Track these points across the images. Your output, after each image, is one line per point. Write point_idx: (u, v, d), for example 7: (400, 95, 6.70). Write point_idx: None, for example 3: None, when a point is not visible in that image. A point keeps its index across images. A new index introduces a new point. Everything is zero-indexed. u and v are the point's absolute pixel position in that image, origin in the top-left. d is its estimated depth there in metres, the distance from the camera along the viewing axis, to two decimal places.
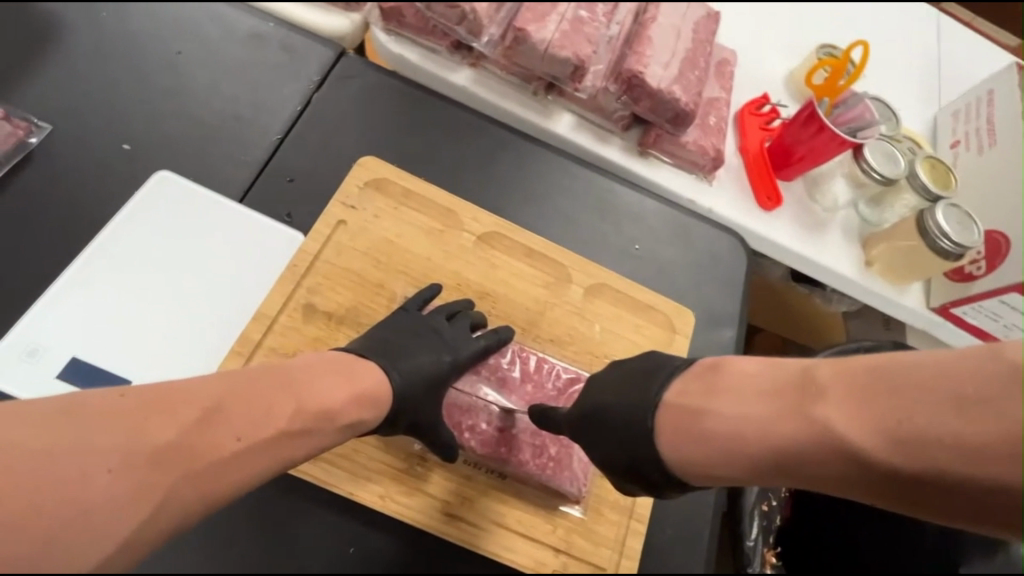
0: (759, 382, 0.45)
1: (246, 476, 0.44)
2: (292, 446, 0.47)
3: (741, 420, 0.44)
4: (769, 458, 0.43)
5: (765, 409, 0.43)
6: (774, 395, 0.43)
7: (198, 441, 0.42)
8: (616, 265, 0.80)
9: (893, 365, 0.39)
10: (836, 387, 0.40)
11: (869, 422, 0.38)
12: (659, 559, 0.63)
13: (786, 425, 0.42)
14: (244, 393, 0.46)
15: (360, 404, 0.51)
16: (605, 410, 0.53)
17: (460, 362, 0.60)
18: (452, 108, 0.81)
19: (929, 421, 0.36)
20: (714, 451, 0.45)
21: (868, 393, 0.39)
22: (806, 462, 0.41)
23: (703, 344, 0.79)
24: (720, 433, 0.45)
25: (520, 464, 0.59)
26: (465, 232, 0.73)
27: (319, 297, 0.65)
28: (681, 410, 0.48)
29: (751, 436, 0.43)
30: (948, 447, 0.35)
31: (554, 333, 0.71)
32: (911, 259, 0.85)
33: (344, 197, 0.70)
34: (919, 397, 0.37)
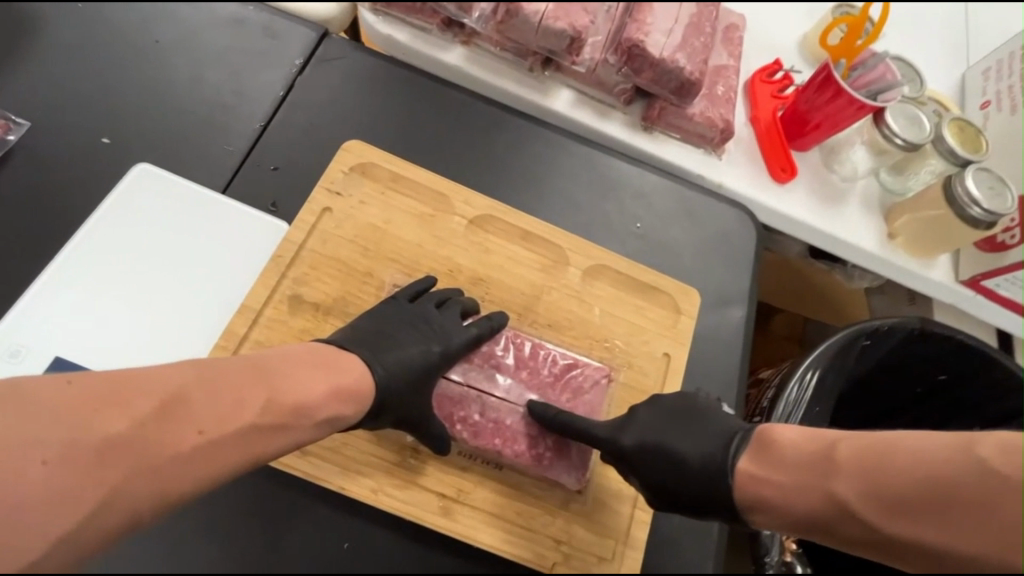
0: (793, 454, 0.48)
1: (206, 473, 0.43)
2: (263, 441, 0.45)
3: (778, 490, 0.48)
4: (799, 525, 0.47)
5: (797, 481, 0.47)
6: (801, 469, 0.47)
7: (154, 432, 0.41)
8: (617, 245, 0.76)
9: (899, 450, 0.43)
10: (851, 466, 0.44)
11: (878, 501, 0.42)
12: (663, 547, 0.61)
13: (809, 498, 0.46)
14: (208, 386, 0.44)
15: (339, 399, 0.50)
16: (671, 458, 0.55)
17: (450, 351, 0.57)
18: (442, 88, 0.77)
19: (941, 511, 0.39)
20: (756, 508, 0.50)
21: (889, 478, 0.42)
22: (832, 532, 0.45)
23: (710, 326, 0.75)
24: (767, 501, 0.49)
25: (516, 455, 0.56)
26: (456, 216, 0.70)
27: (304, 288, 0.63)
28: (746, 476, 0.51)
29: (784, 503, 0.47)
30: (945, 526, 0.39)
31: (552, 317, 0.68)
32: (937, 230, 0.80)
33: (329, 183, 0.67)
34: (920, 482, 0.41)
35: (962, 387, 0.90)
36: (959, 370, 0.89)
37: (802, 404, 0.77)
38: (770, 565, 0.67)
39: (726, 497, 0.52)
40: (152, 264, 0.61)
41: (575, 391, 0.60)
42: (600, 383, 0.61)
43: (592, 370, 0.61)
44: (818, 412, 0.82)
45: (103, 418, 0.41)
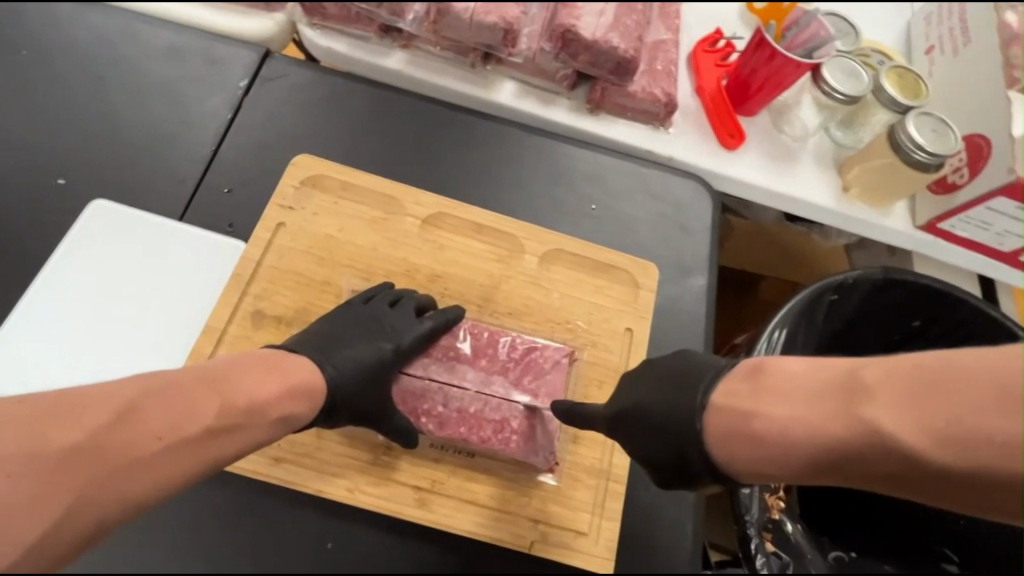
0: (801, 383, 0.42)
1: (165, 477, 0.45)
2: (217, 444, 0.48)
3: (786, 422, 0.41)
4: (805, 458, 0.40)
5: (811, 412, 0.40)
6: (820, 396, 0.40)
7: (114, 441, 0.44)
8: (573, 227, 0.77)
9: (940, 363, 0.36)
10: (886, 389, 0.38)
11: (920, 425, 0.36)
12: (640, 516, 0.63)
13: (834, 428, 0.39)
14: (161, 395, 0.47)
15: (293, 397, 0.52)
16: (643, 413, 0.51)
17: (406, 346, 0.59)
18: (385, 94, 0.79)
19: (986, 426, 0.34)
20: (763, 454, 0.42)
21: (925, 398, 0.36)
22: (852, 463, 0.39)
23: (674, 296, 0.76)
24: (766, 437, 0.41)
25: (483, 442, 0.58)
26: (409, 216, 0.71)
27: (265, 303, 0.64)
28: (728, 414, 0.44)
29: (794, 439, 0.40)
30: (994, 445, 0.34)
31: (511, 305, 0.69)
32: (889, 179, 0.81)
33: (282, 198, 0.69)
34: (974, 397, 0.35)
35: (936, 327, 0.91)
36: (932, 310, 0.90)
37: None
38: (750, 522, 0.67)
39: (692, 440, 0.46)
40: (116, 293, 0.63)
41: (538, 372, 0.61)
42: (561, 363, 0.62)
43: (551, 350, 0.62)
44: None
45: (60, 432, 0.43)
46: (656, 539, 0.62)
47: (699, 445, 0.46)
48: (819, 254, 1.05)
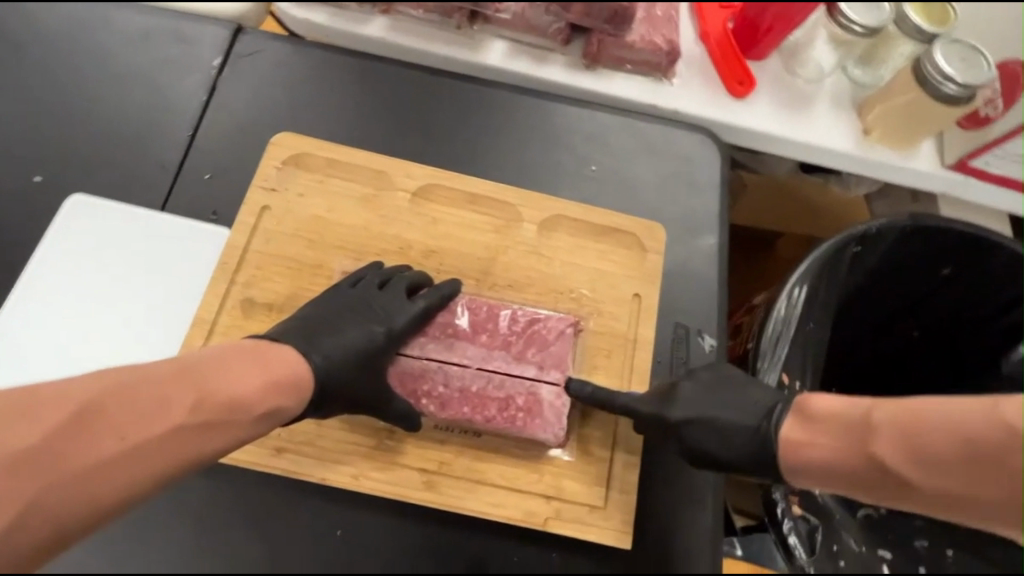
0: (830, 421, 0.51)
1: (137, 477, 0.44)
2: (191, 440, 0.46)
3: (825, 458, 0.50)
4: (838, 484, 0.50)
5: (842, 448, 0.50)
6: (842, 433, 0.50)
7: (83, 438, 0.43)
8: (573, 191, 0.73)
9: (930, 412, 0.47)
10: (891, 429, 0.48)
11: (915, 458, 0.47)
12: (658, 485, 0.60)
13: (859, 462, 0.49)
14: (127, 392, 0.45)
15: (275, 391, 0.50)
16: (722, 425, 0.56)
17: (401, 328, 0.57)
18: (368, 63, 0.75)
19: (960, 462, 0.46)
20: (803, 477, 0.52)
21: (917, 440, 0.47)
22: (875, 488, 0.49)
23: (683, 258, 0.72)
24: (808, 464, 0.52)
25: (487, 421, 0.55)
26: (399, 190, 0.67)
27: (255, 290, 0.61)
28: (783, 441, 0.54)
29: (827, 467, 0.50)
30: (966, 477, 0.46)
31: (512, 277, 0.65)
32: (914, 116, 0.75)
33: (263, 180, 0.66)
34: (953, 440, 0.46)
35: (966, 277, 0.85)
36: (963, 261, 0.84)
37: (793, 321, 0.74)
38: (775, 488, 0.64)
39: (771, 456, 0.54)
40: (102, 290, 0.61)
41: (541, 344, 0.58)
42: (566, 333, 0.59)
43: (555, 321, 0.59)
44: (812, 325, 0.80)
45: (27, 430, 0.42)
46: (675, 508, 0.60)
47: (776, 456, 0.54)
48: (839, 202, 1.00)
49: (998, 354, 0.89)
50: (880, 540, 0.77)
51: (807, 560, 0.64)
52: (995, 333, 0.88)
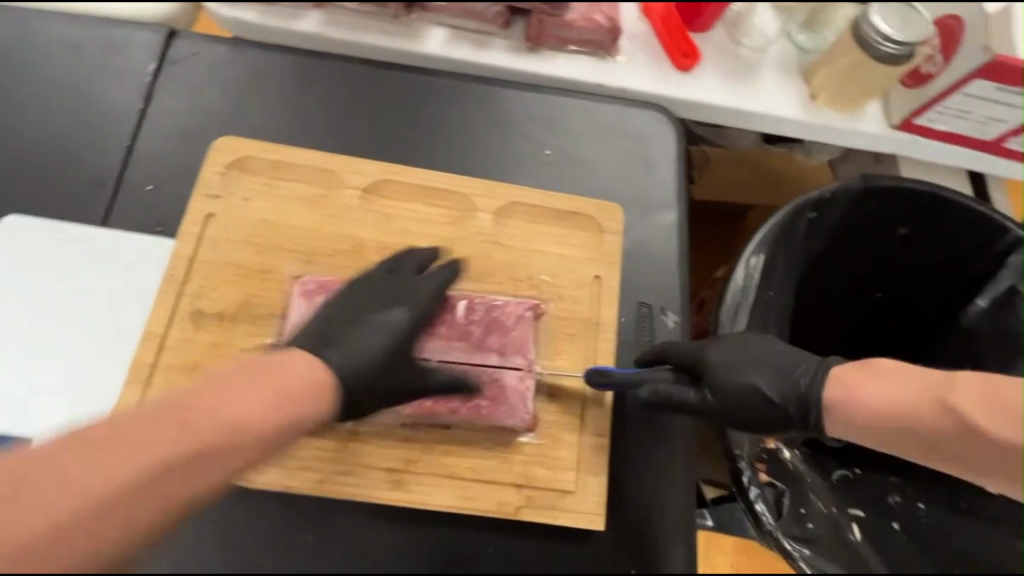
0: (904, 373, 0.53)
1: (141, 510, 0.41)
2: (193, 470, 0.43)
3: (880, 396, 0.52)
4: (888, 428, 0.52)
5: (901, 390, 0.52)
6: (918, 384, 0.52)
7: (81, 486, 0.40)
8: (527, 176, 0.72)
9: (1018, 383, 0.49)
10: (973, 387, 0.50)
11: (992, 415, 0.48)
12: (629, 465, 0.61)
13: (914, 403, 0.51)
14: (122, 426, 0.43)
15: (289, 402, 0.47)
16: (753, 385, 0.58)
17: (361, 325, 0.57)
18: (309, 59, 0.73)
19: None
20: (857, 418, 0.53)
21: (998, 401, 0.48)
22: (919, 431, 0.51)
23: (641, 237, 0.71)
24: (864, 405, 0.53)
25: (452, 413, 0.56)
26: (348, 188, 0.65)
27: (205, 301, 0.60)
28: (837, 389, 0.55)
29: (887, 411, 0.52)
30: None
31: (469, 268, 0.64)
32: (856, 79, 0.75)
33: (205, 188, 0.64)
34: None
35: (924, 235, 0.86)
36: (919, 220, 0.85)
37: (752, 289, 0.75)
38: (742, 457, 0.66)
39: (813, 412, 0.56)
40: (44, 312, 0.59)
41: (500, 330, 0.58)
42: (525, 317, 0.59)
43: (513, 306, 0.59)
44: (774, 293, 0.81)
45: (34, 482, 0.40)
46: (645, 486, 0.60)
47: (822, 410, 0.56)
48: (799, 171, 1.02)
49: (958, 308, 0.90)
50: (853, 500, 0.78)
51: (775, 525, 0.66)
52: (957, 288, 0.89)
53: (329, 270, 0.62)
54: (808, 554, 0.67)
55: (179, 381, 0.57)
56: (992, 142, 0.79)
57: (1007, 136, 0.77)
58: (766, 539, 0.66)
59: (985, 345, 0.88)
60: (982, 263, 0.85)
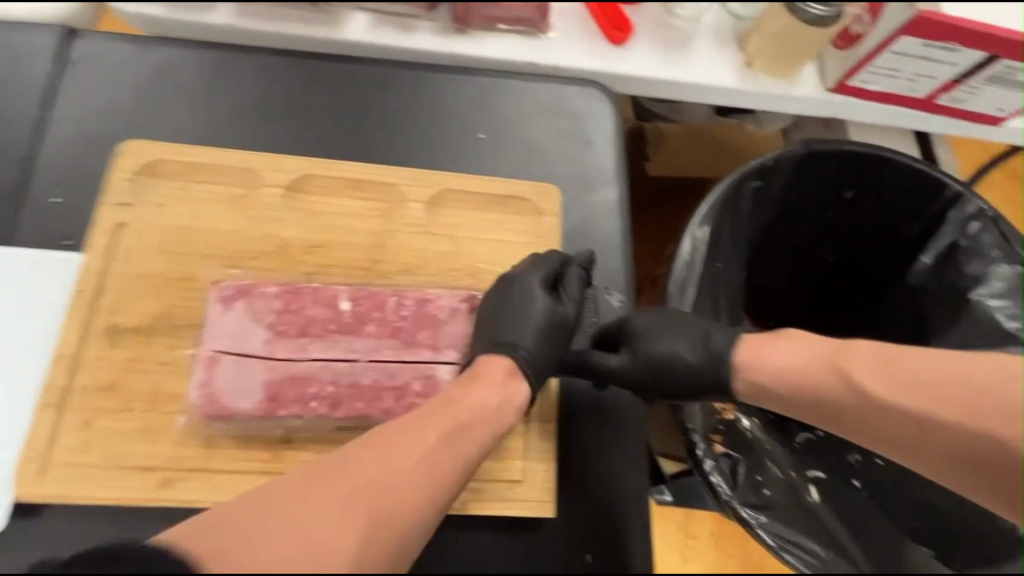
0: (808, 341, 0.59)
1: (423, 488, 0.43)
2: (438, 487, 0.44)
3: (789, 361, 0.58)
4: (790, 388, 0.57)
5: (808, 357, 0.57)
6: (822, 351, 0.57)
7: (384, 466, 0.43)
8: (460, 162, 0.69)
9: (906, 355, 0.55)
10: (868, 355, 0.56)
11: (881, 380, 0.55)
12: (578, 448, 0.60)
13: (817, 370, 0.57)
14: (395, 430, 0.46)
15: (479, 412, 0.50)
16: (670, 360, 0.60)
17: (296, 327, 0.55)
18: (224, 53, 0.69)
19: (918, 392, 0.53)
20: (764, 380, 0.58)
21: (889, 369, 0.55)
22: (819, 396, 0.57)
23: (581, 218, 0.70)
24: (771, 368, 0.58)
25: (385, 413, 0.54)
26: (270, 186, 0.63)
27: (120, 316, 0.56)
28: (748, 356, 0.60)
29: (791, 373, 0.57)
30: (920, 403, 0.53)
31: (402, 261, 0.62)
32: (788, 46, 0.75)
33: (114, 197, 0.60)
34: (921, 376, 0.54)
35: (866, 199, 0.85)
36: (865, 183, 0.84)
37: (699, 260, 0.75)
38: (693, 430, 0.66)
39: (726, 369, 0.59)
40: None
41: (433, 323, 0.57)
42: (459, 310, 0.58)
43: (446, 299, 0.59)
44: (721, 265, 0.81)
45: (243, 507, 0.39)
46: (595, 468, 0.60)
47: (733, 368, 0.60)
48: (753, 142, 1.02)
49: (902, 268, 0.89)
50: (814, 462, 0.78)
51: (732, 495, 0.66)
52: (900, 250, 0.88)
53: (254, 274, 0.60)
54: (764, 521, 0.67)
55: (95, 402, 0.54)
56: (925, 100, 0.79)
57: (937, 92, 0.77)
58: (724, 510, 0.66)
59: (930, 302, 0.87)
60: (921, 223, 0.85)
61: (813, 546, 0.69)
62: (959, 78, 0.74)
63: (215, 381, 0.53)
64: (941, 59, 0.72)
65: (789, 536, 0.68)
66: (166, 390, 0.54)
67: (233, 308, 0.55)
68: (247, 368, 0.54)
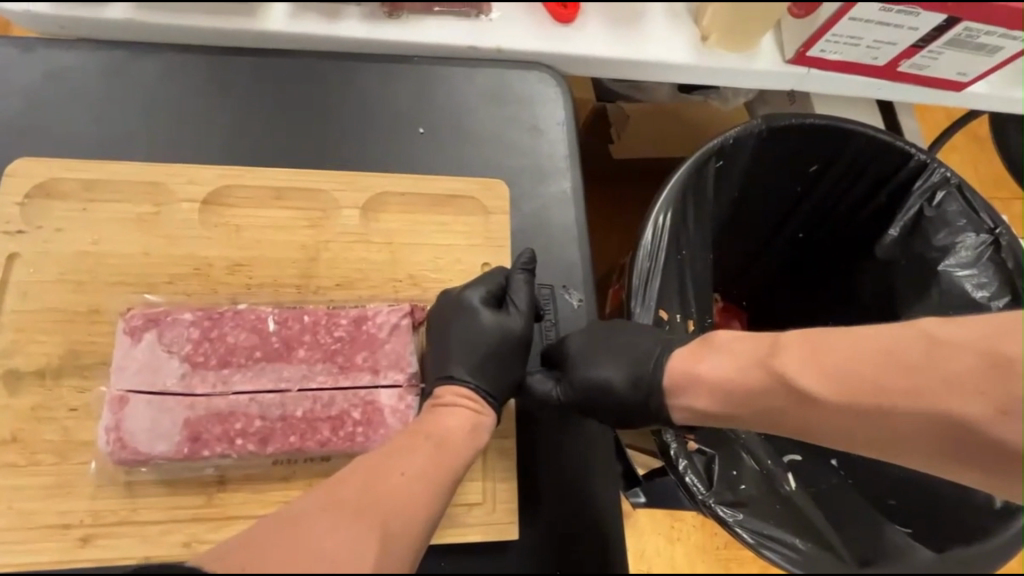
0: (737, 341, 0.56)
1: (424, 505, 0.45)
2: (436, 502, 0.46)
3: (718, 371, 0.55)
4: (729, 397, 0.55)
5: (739, 360, 0.55)
6: (751, 351, 0.55)
7: (388, 489, 0.44)
8: (398, 161, 0.64)
9: (832, 338, 0.52)
10: (795, 346, 0.53)
11: (814, 372, 0.52)
12: (539, 463, 0.56)
13: (749, 375, 0.54)
14: (392, 450, 0.47)
15: (469, 433, 0.50)
16: (602, 388, 0.57)
17: (224, 356, 0.51)
18: (131, 56, 0.63)
19: (855, 375, 0.50)
20: (703, 391, 0.56)
21: (818, 356, 0.52)
22: (755, 403, 0.54)
23: (534, 213, 0.65)
24: (704, 376, 0.56)
25: (323, 444, 0.50)
26: (183, 202, 0.56)
27: (17, 358, 0.50)
28: (678, 366, 0.57)
29: (727, 379, 0.55)
30: (861, 388, 0.50)
31: (338, 275, 0.57)
32: (743, 14, 0.69)
33: (5, 224, 0.54)
34: (853, 358, 0.51)
35: (830, 174, 0.82)
36: (834, 156, 0.80)
37: (662, 251, 0.71)
38: (666, 430, 0.63)
39: (658, 398, 0.57)
40: None
41: (370, 343, 0.53)
42: (400, 326, 0.53)
43: (385, 315, 0.53)
44: (686, 255, 0.77)
45: (261, 534, 0.39)
46: (559, 483, 0.56)
47: (660, 394, 0.57)
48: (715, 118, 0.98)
49: (870, 241, 0.86)
50: (791, 446, 0.77)
51: (708, 493, 0.63)
52: (867, 224, 0.85)
53: (170, 300, 0.54)
54: (742, 517, 0.64)
55: None
56: (885, 68, 0.76)
57: (898, 59, 0.74)
58: (699, 509, 0.63)
59: (900, 277, 0.84)
60: (886, 195, 0.82)
61: (793, 540, 0.65)
62: (919, 43, 0.71)
63: (126, 425, 0.48)
64: (899, 25, 0.69)
65: (768, 532, 0.65)
66: (76, 438, 0.49)
67: (143, 341, 0.50)
68: (162, 408, 0.49)
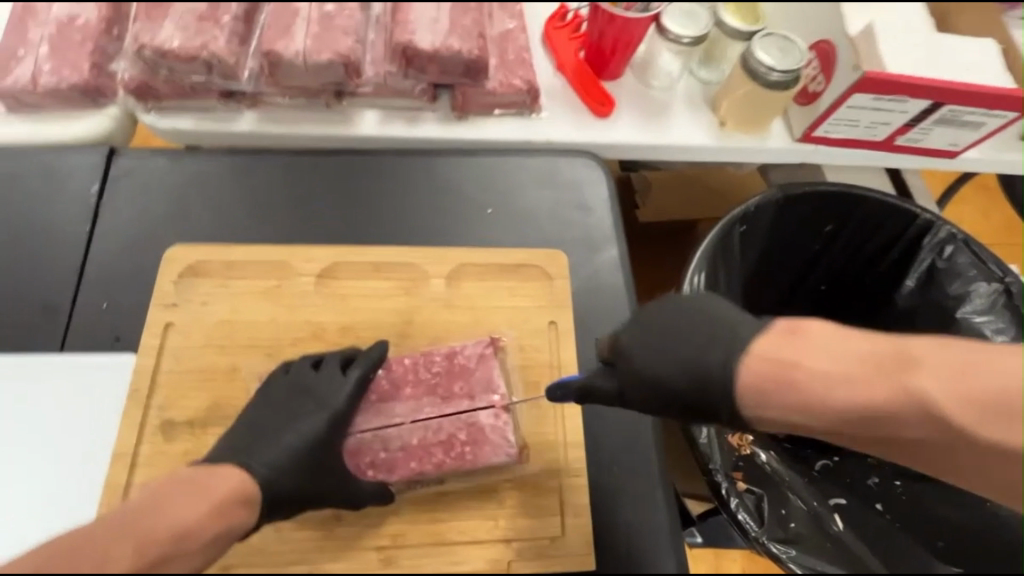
0: (852, 348, 0.51)
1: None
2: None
3: (831, 375, 0.50)
4: (844, 408, 0.50)
5: (856, 367, 0.50)
6: (872, 360, 0.50)
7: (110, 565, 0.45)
8: (471, 236, 0.76)
9: (973, 364, 0.49)
10: (927, 364, 0.49)
11: (947, 395, 0.48)
12: (610, 499, 0.63)
13: (874, 388, 0.49)
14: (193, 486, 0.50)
15: (220, 513, 0.49)
16: (663, 378, 0.56)
17: (343, 405, 0.59)
18: (251, 157, 0.77)
19: (991, 402, 0.48)
20: (814, 396, 0.50)
21: (954, 379, 0.48)
22: (870, 415, 0.49)
23: (588, 276, 0.75)
24: (809, 385, 0.50)
25: (439, 466, 0.59)
26: (302, 276, 0.68)
27: (173, 411, 0.61)
28: (768, 362, 0.52)
29: (839, 387, 0.49)
30: (989, 418, 0.48)
31: (429, 334, 0.68)
32: (755, 105, 0.82)
33: (161, 298, 0.66)
34: (993, 387, 0.48)
35: (845, 233, 0.91)
36: (848, 217, 0.90)
37: None
38: (717, 470, 0.68)
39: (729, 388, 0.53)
40: (22, 444, 0.61)
41: (462, 372, 0.63)
42: (485, 355, 0.63)
43: (471, 347, 0.64)
44: None
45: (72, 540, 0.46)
46: (627, 516, 0.62)
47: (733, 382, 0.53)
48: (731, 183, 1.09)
49: (891, 289, 0.94)
50: (836, 490, 0.79)
51: (759, 531, 0.69)
52: (883, 276, 0.94)
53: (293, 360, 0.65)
54: (794, 554, 0.70)
55: None
56: (885, 142, 0.87)
57: (895, 135, 0.85)
58: (753, 546, 0.69)
59: (922, 319, 0.92)
60: (900, 248, 0.90)
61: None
62: (911, 122, 0.83)
63: None
64: (892, 108, 0.81)
65: (819, 567, 0.71)
66: None
67: None
68: None
